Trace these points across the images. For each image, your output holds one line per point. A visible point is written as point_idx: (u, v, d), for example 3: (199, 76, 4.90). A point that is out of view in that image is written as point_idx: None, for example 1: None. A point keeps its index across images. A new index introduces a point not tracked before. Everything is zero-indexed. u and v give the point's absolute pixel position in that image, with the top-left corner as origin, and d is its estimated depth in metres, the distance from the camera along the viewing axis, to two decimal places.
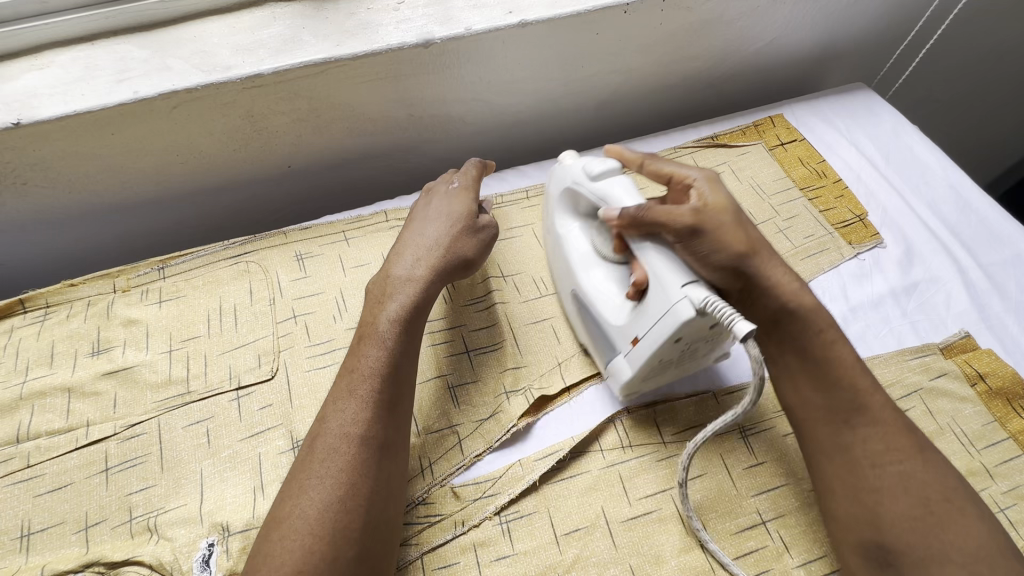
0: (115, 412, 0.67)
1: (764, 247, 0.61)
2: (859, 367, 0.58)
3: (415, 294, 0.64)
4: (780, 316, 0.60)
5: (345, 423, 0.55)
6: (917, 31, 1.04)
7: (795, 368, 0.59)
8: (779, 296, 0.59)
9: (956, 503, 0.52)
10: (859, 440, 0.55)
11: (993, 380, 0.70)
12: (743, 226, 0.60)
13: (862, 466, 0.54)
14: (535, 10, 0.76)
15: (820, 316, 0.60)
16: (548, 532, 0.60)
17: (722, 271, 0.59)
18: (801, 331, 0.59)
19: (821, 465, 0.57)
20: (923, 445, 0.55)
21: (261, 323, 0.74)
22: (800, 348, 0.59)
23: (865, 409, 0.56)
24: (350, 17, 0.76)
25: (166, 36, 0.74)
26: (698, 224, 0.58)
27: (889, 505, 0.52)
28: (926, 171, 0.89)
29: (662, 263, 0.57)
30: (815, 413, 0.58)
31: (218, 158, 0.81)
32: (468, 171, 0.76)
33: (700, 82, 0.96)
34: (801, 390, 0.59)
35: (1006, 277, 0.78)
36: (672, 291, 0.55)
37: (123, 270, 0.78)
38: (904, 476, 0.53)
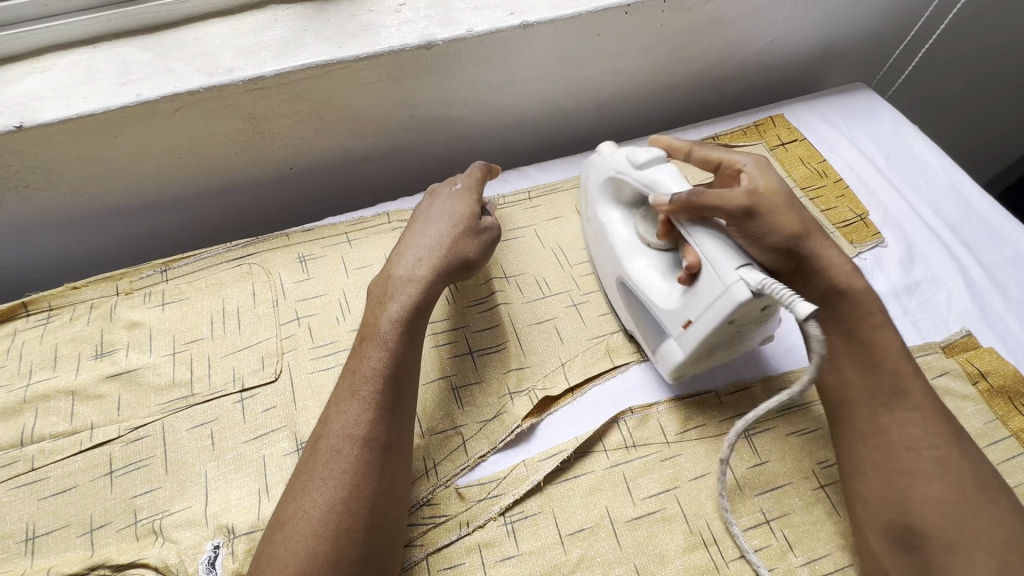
0: (119, 414, 0.67)
1: (817, 230, 0.64)
2: (903, 354, 0.60)
3: (417, 295, 0.64)
4: (831, 296, 0.63)
5: (348, 424, 0.55)
6: (917, 31, 1.04)
7: (839, 349, 0.62)
8: (834, 278, 0.63)
9: (987, 491, 0.54)
10: (897, 424, 0.57)
11: (994, 378, 0.70)
12: (795, 209, 0.64)
13: (897, 449, 0.56)
14: (537, 12, 0.76)
15: (870, 298, 0.63)
16: (553, 532, 0.61)
17: (774, 252, 0.62)
18: (844, 312, 0.63)
19: (854, 446, 0.59)
20: (960, 436, 0.57)
21: (264, 325, 0.74)
22: (845, 329, 0.62)
23: (906, 393, 0.58)
24: (352, 19, 0.76)
25: (168, 38, 0.74)
26: (753, 205, 0.61)
27: (920, 488, 0.54)
28: (926, 170, 0.90)
29: (714, 247, 0.58)
30: (856, 394, 0.60)
31: (221, 160, 0.81)
32: (472, 172, 0.76)
33: (701, 82, 0.96)
34: (844, 370, 0.62)
35: (1006, 275, 0.79)
36: (726, 275, 0.56)
37: (125, 273, 0.78)
38: (938, 462, 0.55)
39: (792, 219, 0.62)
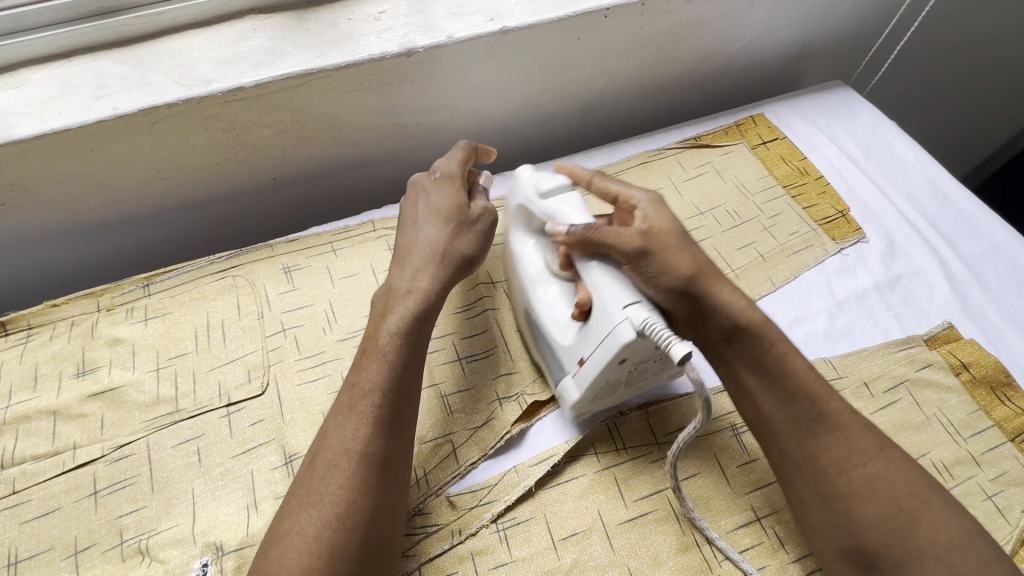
0: (103, 433, 0.66)
1: (710, 268, 0.60)
2: (816, 377, 0.57)
3: (417, 305, 0.62)
4: (733, 334, 0.59)
5: (346, 440, 0.54)
6: (891, 30, 1.06)
7: (750, 385, 0.58)
8: (729, 318, 0.58)
9: (923, 497, 0.51)
10: (824, 448, 0.54)
11: (976, 369, 0.71)
12: (690, 247, 0.60)
13: (829, 474, 0.53)
14: (516, 17, 0.77)
15: (771, 330, 0.59)
16: (545, 538, 0.60)
17: (669, 293, 0.58)
18: (750, 351, 0.58)
19: (791, 477, 0.56)
20: (885, 444, 0.54)
21: (249, 337, 0.73)
22: (754, 363, 0.58)
23: (824, 415, 0.55)
24: (331, 28, 0.75)
25: (143, 51, 0.73)
26: (647, 245, 0.58)
27: (861, 509, 0.51)
28: (903, 165, 0.91)
29: (607, 283, 0.57)
30: (779, 425, 0.56)
31: (202, 173, 0.80)
32: (451, 161, 0.71)
33: (681, 84, 0.97)
34: (763, 405, 0.57)
35: (985, 267, 0.80)
36: (613, 313, 0.56)
37: (107, 289, 0.76)
38: (871, 478, 0.52)
39: (684, 258, 0.59)
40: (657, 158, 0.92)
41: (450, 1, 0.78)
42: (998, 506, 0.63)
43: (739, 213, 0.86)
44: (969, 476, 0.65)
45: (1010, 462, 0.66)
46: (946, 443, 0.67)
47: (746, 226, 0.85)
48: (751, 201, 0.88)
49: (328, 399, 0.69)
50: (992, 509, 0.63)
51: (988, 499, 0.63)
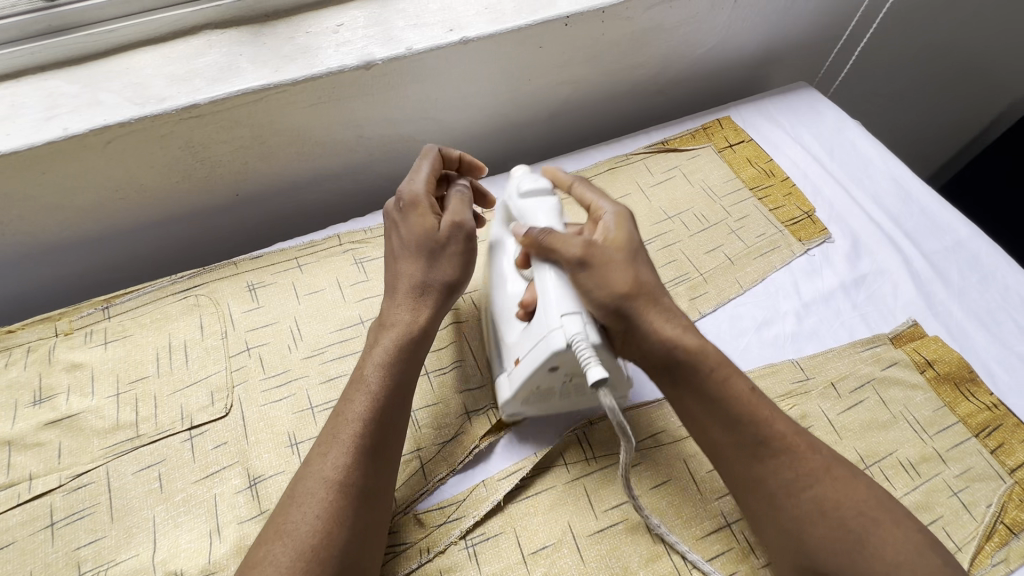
0: (60, 462, 0.64)
1: (652, 290, 0.58)
2: (759, 400, 0.57)
3: (402, 335, 0.61)
4: (669, 359, 0.57)
5: (325, 470, 0.54)
6: (852, 32, 1.08)
7: (693, 409, 0.57)
8: (663, 340, 0.57)
9: (872, 515, 0.51)
10: (771, 471, 0.54)
11: (940, 366, 0.72)
12: (635, 266, 0.59)
13: (777, 497, 0.53)
14: (476, 27, 0.76)
15: (710, 354, 0.58)
16: (515, 552, 0.60)
17: (603, 310, 0.56)
18: (688, 376, 0.57)
19: (744, 500, 0.55)
20: (830, 464, 0.54)
21: (213, 358, 0.72)
22: (696, 388, 0.57)
23: (769, 440, 0.55)
24: (288, 42, 0.75)
25: (96, 70, 0.72)
26: (588, 257, 0.57)
27: (812, 530, 0.51)
28: (868, 165, 0.92)
29: (550, 290, 0.58)
30: (726, 450, 0.56)
31: (162, 191, 0.79)
32: (420, 174, 0.66)
33: (647, 89, 0.97)
34: (708, 429, 0.57)
35: (948, 263, 0.81)
36: (551, 318, 0.57)
37: (65, 313, 0.75)
38: (819, 500, 0.52)
39: (625, 277, 0.57)
40: (625, 163, 0.92)
41: (409, 12, 0.78)
42: (964, 502, 0.64)
43: (707, 216, 0.87)
44: (935, 473, 0.65)
45: (976, 458, 0.66)
46: (912, 440, 0.67)
47: (713, 230, 0.85)
48: (719, 204, 0.88)
49: (293, 419, 0.68)
50: (957, 505, 0.63)
51: (953, 496, 0.64)
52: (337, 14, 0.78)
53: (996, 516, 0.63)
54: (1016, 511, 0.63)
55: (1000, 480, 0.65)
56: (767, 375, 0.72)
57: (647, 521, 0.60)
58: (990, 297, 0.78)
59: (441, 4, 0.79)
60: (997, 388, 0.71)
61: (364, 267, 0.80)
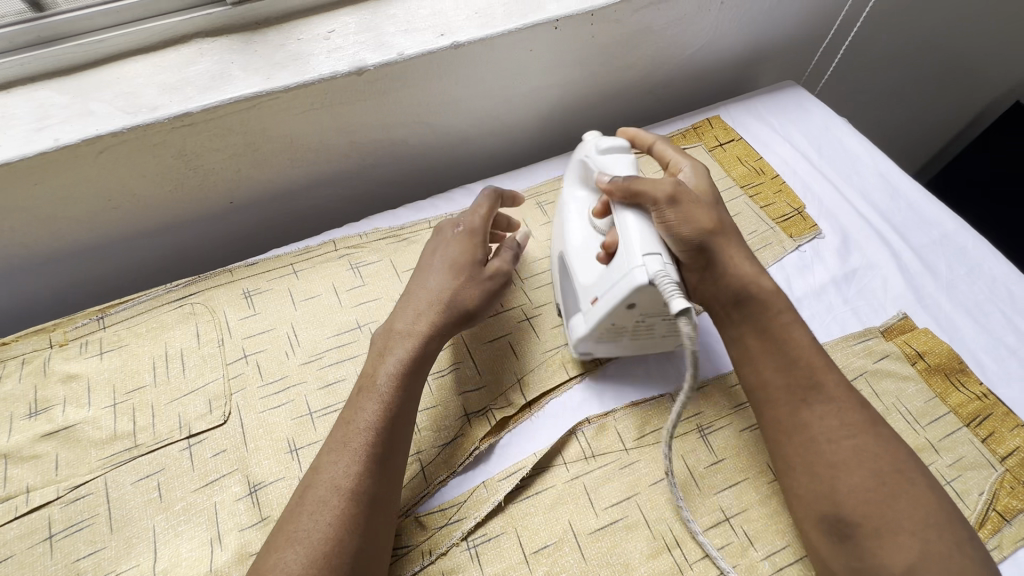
0: (58, 474, 0.64)
1: (731, 233, 0.64)
2: (818, 352, 0.60)
3: (418, 350, 0.62)
4: (741, 296, 0.62)
5: (337, 477, 0.54)
6: (837, 31, 1.09)
7: (753, 348, 0.62)
8: (743, 277, 0.62)
9: (906, 474, 0.53)
10: (817, 416, 0.56)
11: (931, 358, 0.73)
12: (716, 210, 0.65)
13: (818, 440, 0.56)
14: (467, 32, 0.77)
15: (779, 299, 0.63)
16: (517, 552, 0.60)
17: (689, 244, 0.61)
18: (757, 312, 0.62)
19: (783, 444, 0.58)
20: (876, 420, 0.56)
21: (210, 365, 0.72)
22: (758, 327, 0.62)
23: (821, 386, 0.58)
24: (280, 49, 0.75)
25: (87, 80, 0.72)
26: (679, 195, 0.61)
27: (845, 478, 0.53)
28: (855, 161, 0.93)
29: (633, 228, 0.59)
30: (776, 391, 0.59)
31: (157, 199, 0.79)
32: (480, 206, 0.72)
33: (637, 90, 0.98)
34: (763, 368, 0.60)
35: (936, 256, 0.83)
36: (633, 257, 0.57)
37: (59, 324, 0.74)
38: (858, 450, 0.54)
39: (710, 215, 0.62)
40: None
41: (400, 18, 0.78)
42: (957, 490, 0.65)
43: None
44: (929, 463, 0.67)
45: (967, 447, 0.68)
46: (905, 431, 0.69)
47: None
48: None
49: (293, 424, 0.68)
50: (950, 494, 0.64)
51: (946, 485, 0.65)
52: (328, 21, 0.78)
53: (989, 504, 0.64)
54: (1008, 498, 0.64)
55: (992, 468, 0.66)
56: None
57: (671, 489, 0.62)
58: (978, 288, 0.80)
59: (431, 9, 0.80)
60: (986, 378, 0.73)
61: (361, 272, 0.81)
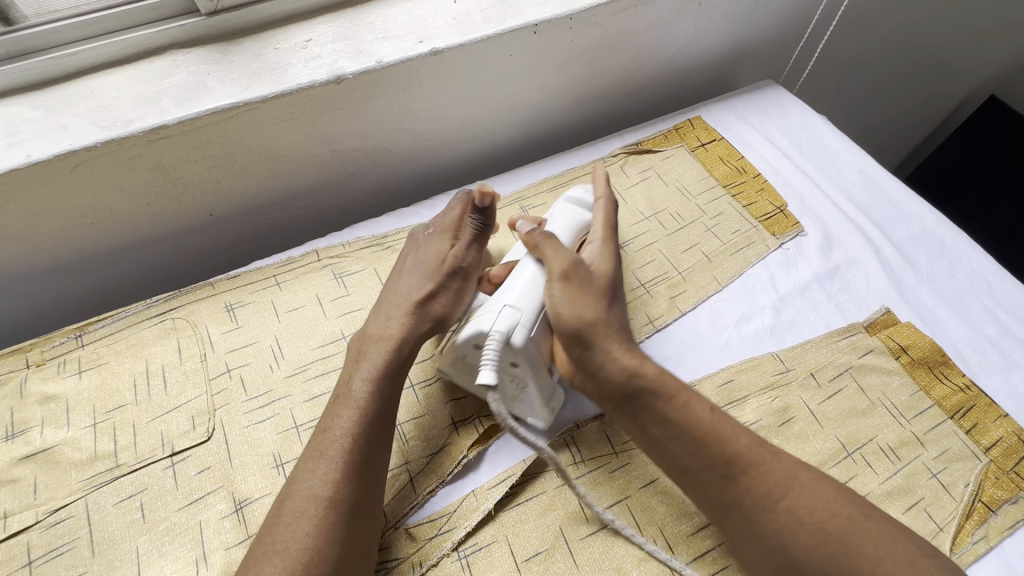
0: (36, 498, 0.62)
1: (614, 326, 0.62)
2: (721, 417, 0.58)
3: (390, 352, 0.63)
4: (628, 392, 0.60)
5: (315, 486, 0.54)
6: (814, 31, 1.11)
7: (659, 439, 0.58)
8: (624, 369, 0.60)
9: (845, 513, 0.52)
10: (744, 489, 0.54)
11: (914, 351, 0.74)
12: (608, 299, 0.63)
13: (754, 515, 0.53)
14: (446, 38, 0.77)
15: (668, 382, 0.60)
16: (508, 561, 0.59)
17: (563, 325, 0.62)
18: (648, 406, 0.59)
19: (724, 524, 0.55)
20: (796, 469, 0.55)
21: (193, 381, 0.71)
22: (658, 418, 0.58)
23: (736, 457, 0.55)
24: (257, 58, 0.74)
25: (60, 94, 0.71)
26: (569, 274, 0.63)
27: (792, 543, 0.51)
28: (835, 158, 0.94)
29: (522, 280, 0.64)
30: (697, 476, 0.56)
31: (134, 214, 0.78)
32: (452, 208, 0.73)
33: (618, 92, 0.99)
34: (675, 456, 0.57)
35: (916, 251, 0.84)
36: (496, 305, 0.62)
37: (35, 343, 0.73)
38: (793, 509, 0.52)
39: (592, 304, 0.62)
40: (601, 166, 0.93)
41: (378, 26, 0.78)
42: (943, 482, 0.65)
43: (682, 215, 0.88)
44: (915, 457, 0.67)
45: (952, 439, 0.68)
46: (891, 425, 0.69)
47: (690, 228, 0.87)
48: (694, 203, 0.89)
49: (279, 438, 0.67)
50: (937, 486, 0.65)
51: (933, 477, 0.66)
52: (304, 30, 0.77)
53: (974, 495, 0.64)
54: (993, 488, 0.65)
55: (977, 459, 0.67)
56: (748, 369, 0.73)
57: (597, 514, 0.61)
58: (958, 281, 0.81)
59: (409, 17, 0.79)
60: (968, 369, 0.74)
61: (344, 282, 0.80)
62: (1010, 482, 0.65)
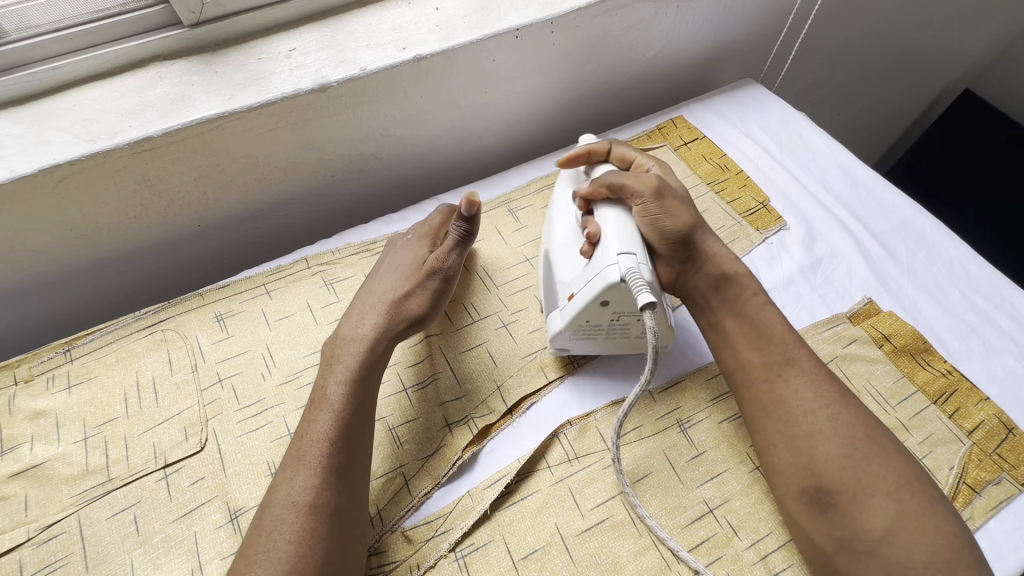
0: (28, 515, 0.62)
1: (705, 227, 0.69)
2: (788, 328, 0.65)
3: (362, 353, 0.63)
4: (721, 281, 0.67)
5: (295, 493, 0.54)
6: (790, 31, 1.13)
7: (732, 332, 0.66)
8: (719, 263, 0.68)
9: (877, 439, 0.57)
10: (792, 390, 0.60)
11: (896, 340, 0.76)
12: (690, 207, 0.69)
13: (795, 415, 0.59)
14: (428, 44, 0.77)
15: (750, 282, 0.68)
16: (505, 559, 0.60)
17: (671, 236, 0.66)
18: (734, 297, 0.67)
19: (764, 420, 0.61)
20: (845, 392, 0.61)
21: (184, 393, 0.71)
22: (735, 311, 0.66)
23: (793, 361, 0.62)
24: (241, 69, 0.74)
25: (42, 109, 0.71)
26: (661, 189, 0.66)
27: (822, 446, 0.57)
28: (815, 153, 0.96)
29: (615, 225, 0.64)
30: (754, 371, 0.63)
31: (121, 226, 0.78)
32: (432, 218, 0.75)
33: (602, 93, 1.00)
34: (741, 352, 0.64)
35: (895, 241, 0.86)
36: (610, 255, 0.61)
37: (23, 359, 0.72)
38: (832, 418, 0.58)
39: (687, 211, 0.67)
40: None
41: (361, 34, 0.79)
42: (928, 467, 0.67)
43: None
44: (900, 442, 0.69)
45: (935, 424, 0.70)
46: (876, 412, 0.71)
47: None
48: None
49: (272, 446, 0.67)
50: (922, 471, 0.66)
51: (918, 462, 0.67)
52: (289, 39, 0.78)
53: (959, 477, 0.66)
54: (977, 470, 0.67)
55: (961, 443, 0.68)
56: None
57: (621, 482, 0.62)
58: (936, 270, 0.83)
59: (392, 24, 0.80)
60: (949, 354, 0.75)
61: (335, 288, 0.80)
62: (993, 464, 0.67)
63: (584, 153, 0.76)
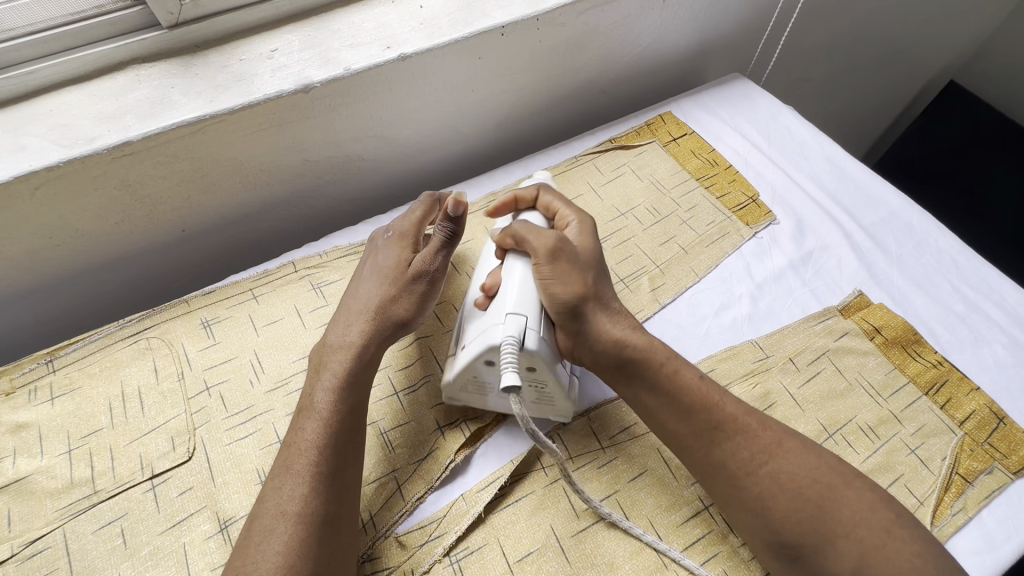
0: (11, 530, 0.60)
1: (607, 300, 0.64)
2: (707, 385, 0.61)
3: (351, 358, 0.62)
4: (621, 360, 0.61)
5: (284, 503, 0.53)
6: (777, 26, 1.14)
7: (652, 405, 0.61)
8: (613, 342, 0.61)
9: (826, 481, 0.55)
10: (729, 454, 0.57)
11: (887, 332, 0.76)
12: (592, 275, 0.64)
13: (740, 478, 0.56)
14: (412, 44, 0.76)
15: (658, 352, 0.62)
16: (500, 562, 0.59)
17: (559, 306, 0.61)
18: (639, 373, 0.61)
19: (712, 484, 0.58)
20: (782, 439, 0.58)
21: (170, 402, 0.69)
22: (651, 383, 0.61)
23: (724, 423, 0.58)
24: (222, 70, 0.73)
25: (19, 114, 0.69)
26: (556, 251, 0.62)
27: (773, 506, 0.54)
28: (803, 147, 0.96)
29: (516, 282, 0.62)
30: (686, 440, 0.59)
31: (102, 234, 0.76)
32: (415, 211, 0.73)
33: (589, 90, 1.00)
34: (666, 421, 0.60)
35: (885, 233, 0.86)
36: (498, 315, 0.60)
37: (4, 371, 0.70)
38: (775, 475, 0.55)
39: (585, 279, 0.62)
40: (575, 165, 0.94)
41: (344, 33, 0.77)
42: (921, 458, 0.67)
43: (658, 209, 0.89)
44: (893, 434, 0.69)
45: (928, 415, 0.70)
46: (869, 405, 0.71)
47: (665, 222, 0.88)
48: (669, 197, 0.91)
49: (261, 453, 0.66)
50: (915, 462, 0.67)
51: (912, 453, 0.67)
52: (270, 39, 0.77)
53: (952, 468, 0.66)
54: (969, 460, 0.67)
55: (952, 433, 0.69)
56: (728, 358, 0.74)
57: (595, 510, 0.61)
58: (926, 261, 0.83)
59: (375, 23, 0.79)
60: (940, 345, 0.75)
61: (323, 291, 0.79)
62: (985, 454, 0.67)
63: (510, 201, 0.72)
